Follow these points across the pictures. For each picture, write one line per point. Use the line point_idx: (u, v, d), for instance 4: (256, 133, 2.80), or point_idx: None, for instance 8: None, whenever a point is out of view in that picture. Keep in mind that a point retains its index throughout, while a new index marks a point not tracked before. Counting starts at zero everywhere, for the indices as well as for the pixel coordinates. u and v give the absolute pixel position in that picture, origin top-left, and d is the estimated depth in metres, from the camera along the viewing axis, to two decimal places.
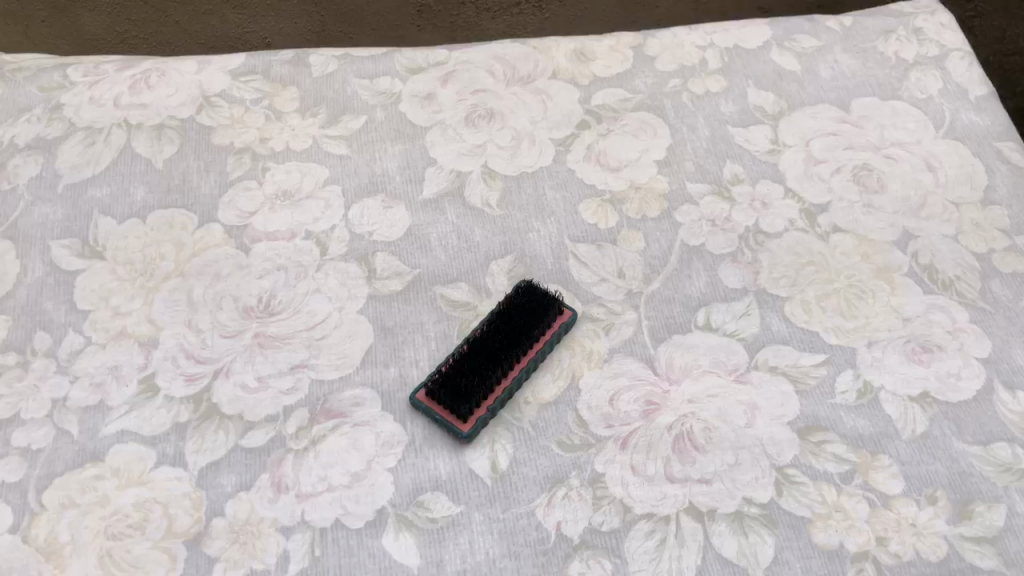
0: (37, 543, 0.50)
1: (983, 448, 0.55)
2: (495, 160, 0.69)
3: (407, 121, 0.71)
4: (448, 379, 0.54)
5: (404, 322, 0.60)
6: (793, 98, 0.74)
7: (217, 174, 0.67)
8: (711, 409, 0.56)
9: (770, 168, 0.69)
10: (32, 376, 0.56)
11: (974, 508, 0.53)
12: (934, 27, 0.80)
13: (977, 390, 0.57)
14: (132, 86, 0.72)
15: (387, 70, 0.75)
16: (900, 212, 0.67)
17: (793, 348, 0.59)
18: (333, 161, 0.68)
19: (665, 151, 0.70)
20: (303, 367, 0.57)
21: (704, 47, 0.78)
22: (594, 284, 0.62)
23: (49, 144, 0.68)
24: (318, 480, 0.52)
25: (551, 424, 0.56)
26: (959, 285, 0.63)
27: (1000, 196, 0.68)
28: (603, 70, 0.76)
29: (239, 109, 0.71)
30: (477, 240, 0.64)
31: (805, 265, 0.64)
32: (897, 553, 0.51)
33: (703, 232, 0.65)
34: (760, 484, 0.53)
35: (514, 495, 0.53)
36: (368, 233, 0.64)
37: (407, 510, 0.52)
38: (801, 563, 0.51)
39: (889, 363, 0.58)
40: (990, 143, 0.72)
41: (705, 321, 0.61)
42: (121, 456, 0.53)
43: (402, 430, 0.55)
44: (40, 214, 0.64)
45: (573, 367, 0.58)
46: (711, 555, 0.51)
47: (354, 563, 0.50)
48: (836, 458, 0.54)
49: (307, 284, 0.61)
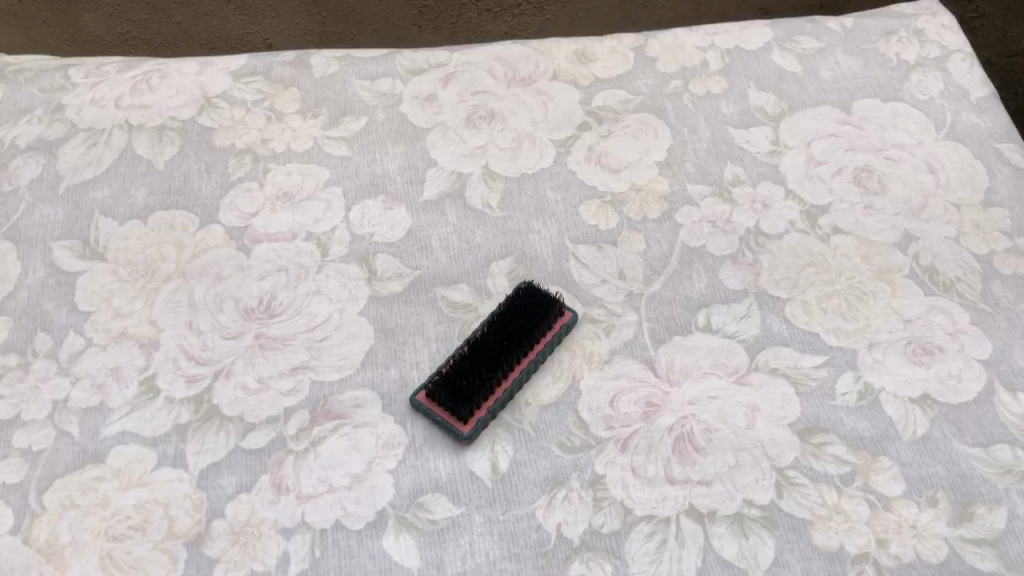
0: (38, 544, 0.50)
1: (984, 450, 0.55)
2: (495, 161, 0.69)
3: (408, 122, 0.71)
4: (448, 380, 0.54)
5: (405, 323, 0.60)
6: (794, 99, 0.74)
7: (218, 175, 0.67)
8: (712, 411, 0.56)
9: (770, 170, 0.69)
10: (33, 377, 0.56)
11: (974, 509, 0.53)
12: (935, 28, 0.80)
13: (978, 392, 0.57)
14: (133, 87, 0.72)
15: (388, 71, 0.75)
16: (901, 213, 0.67)
17: (793, 349, 0.59)
18: (334, 162, 0.68)
19: (666, 153, 0.70)
20: (303, 368, 0.57)
21: (705, 48, 0.78)
22: (594, 286, 0.63)
23: (50, 145, 0.68)
24: (318, 481, 0.52)
25: (552, 425, 0.56)
26: (960, 286, 0.63)
27: (1001, 197, 0.68)
28: (604, 71, 0.76)
29: (240, 110, 0.71)
30: (478, 241, 0.64)
31: (805, 266, 0.64)
32: (898, 555, 0.51)
33: (703, 233, 0.65)
34: (760, 486, 0.53)
35: (514, 497, 0.53)
36: (368, 234, 0.64)
37: (407, 511, 0.52)
38: (801, 564, 0.51)
39: (889, 365, 0.58)
40: (991, 144, 0.71)
41: (705, 323, 0.61)
42: (122, 457, 0.53)
43: (402, 430, 0.55)
44: (42, 215, 0.64)
45: (573, 368, 0.58)
46: (711, 557, 0.51)
47: (354, 564, 0.50)
48: (836, 460, 0.54)
49: (308, 285, 0.61)
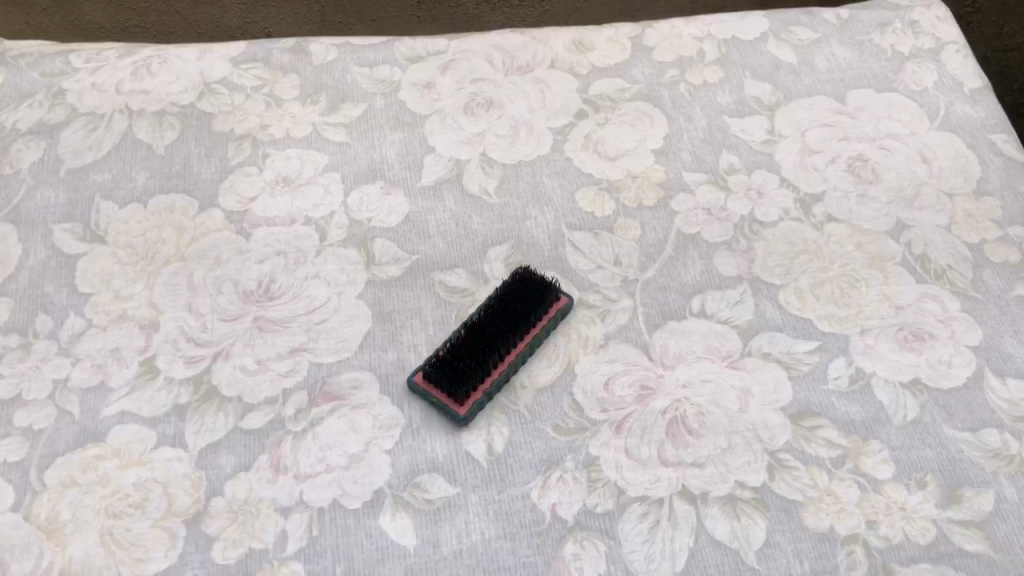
0: (39, 521, 0.51)
1: (972, 435, 0.56)
2: (494, 148, 0.70)
3: (407, 110, 0.72)
4: (446, 362, 0.55)
5: (402, 307, 0.61)
6: (790, 90, 0.75)
7: (217, 160, 0.68)
8: (705, 395, 0.57)
9: (766, 159, 0.70)
10: (34, 359, 0.57)
11: (963, 493, 0.54)
12: (929, 19, 0.81)
13: (967, 378, 0.58)
14: (133, 72, 0.72)
15: (387, 59, 0.75)
16: (895, 202, 0.67)
17: (787, 334, 0.60)
18: (333, 149, 0.69)
19: (663, 141, 0.71)
20: (302, 350, 0.58)
21: (702, 38, 0.79)
22: (591, 272, 0.63)
23: (52, 129, 0.68)
24: (317, 461, 0.53)
25: (548, 408, 0.56)
26: (951, 274, 0.63)
27: (993, 187, 0.69)
28: (601, 60, 0.77)
29: (240, 97, 0.72)
30: (475, 227, 0.65)
31: (799, 254, 0.64)
32: (887, 536, 0.52)
33: (699, 221, 0.66)
34: (752, 468, 0.54)
35: (510, 478, 0.53)
36: (367, 220, 0.65)
37: (404, 491, 0.53)
38: (791, 545, 0.51)
39: (881, 351, 0.59)
40: (983, 135, 0.72)
41: (701, 309, 0.61)
42: (122, 436, 0.54)
43: (400, 412, 0.55)
44: (43, 199, 0.64)
45: (569, 352, 0.59)
46: (704, 538, 0.51)
47: (352, 542, 0.51)
48: (827, 443, 0.55)
49: (307, 270, 0.62)
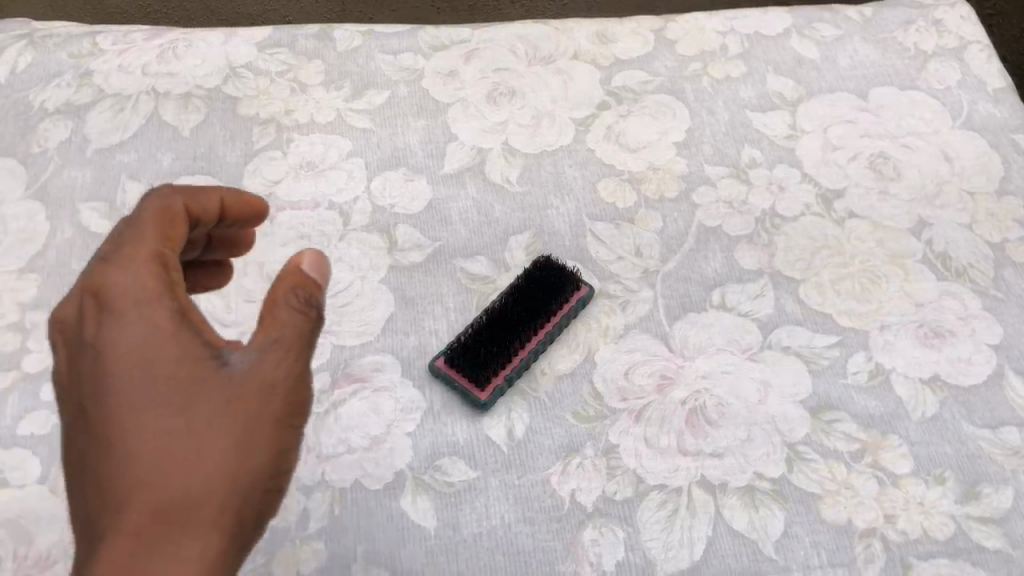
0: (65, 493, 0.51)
1: (992, 432, 0.56)
2: (515, 137, 0.70)
3: (430, 98, 0.72)
4: (467, 347, 0.56)
5: (425, 293, 0.61)
6: (812, 85, 0.75)
7: (242, 143, 0.68)
8: (724, 386, 0.57)
9: (788, 154, 0.70)
10: None
11: (982, 490, 0.54)
12: (954, 18, 0.80)
13: (987, 376, 0.58)
14: (159, 54, 0.73)
15: (410, 47, 0.76)
16: (917, 201, 0.67)
17: (806, 329, 0.60)
18: (356, 135, 0.69)
19: (685, 134, 0.71)
20: (325, 334, 0.58)
21: (725, 33, 0.79)
22: (611, 262, 0.63)
23: (79, 110, 0.69)
24: (339, 441, 0.54)
25: (568, 395, 0.57)
26: (972, 273, 0.63)
27: (1016, 187, 0.69)
28: (624, 52, 0.77)
29: (265, 82, 0.72)
30: (497, 215, 0.65)
31: (820, 249, 0.64)
32: (905, 531, 0.52)
33: (720, 214, 0.66)
34: (771, 459, 0.54)
35: (530, 463, 0.54)
36: (390, 205, 0.65)
37: (425, 474, 0.53)
38: (809, 537, 0.52)
39: (901, 348, 0.59)
40: (1006, 135, 0.72)
41: (720, 302, 0.61)
42: None
43: (421, 396, 0.56)
44: (70, 177, 0.65)
45: (589, 341, 0.59)
46: (722, 527, 0.52)
47: (373, 522, 0.51)
48: (846, 437, 0.55)
49: (330, 254, 0.62)
